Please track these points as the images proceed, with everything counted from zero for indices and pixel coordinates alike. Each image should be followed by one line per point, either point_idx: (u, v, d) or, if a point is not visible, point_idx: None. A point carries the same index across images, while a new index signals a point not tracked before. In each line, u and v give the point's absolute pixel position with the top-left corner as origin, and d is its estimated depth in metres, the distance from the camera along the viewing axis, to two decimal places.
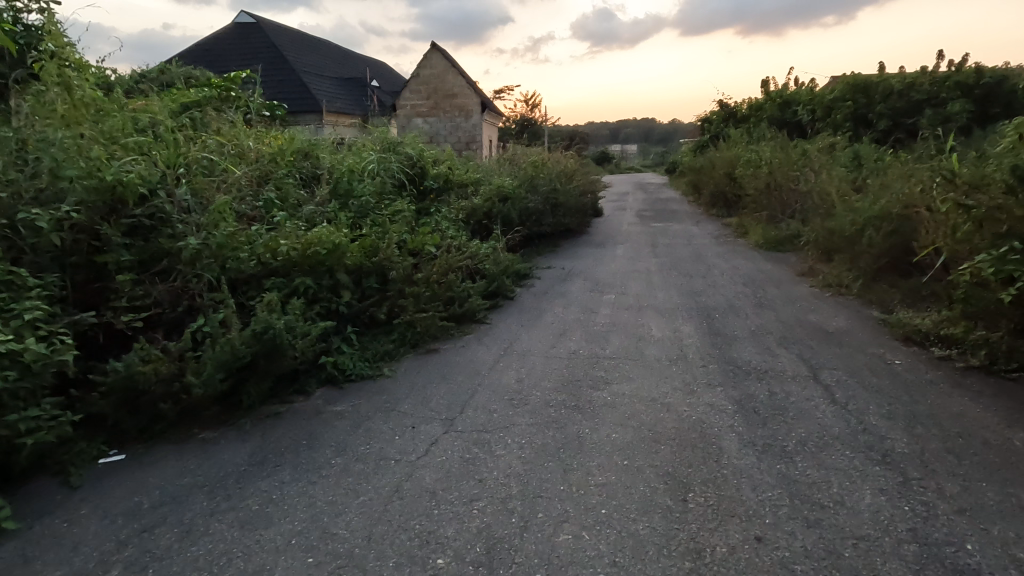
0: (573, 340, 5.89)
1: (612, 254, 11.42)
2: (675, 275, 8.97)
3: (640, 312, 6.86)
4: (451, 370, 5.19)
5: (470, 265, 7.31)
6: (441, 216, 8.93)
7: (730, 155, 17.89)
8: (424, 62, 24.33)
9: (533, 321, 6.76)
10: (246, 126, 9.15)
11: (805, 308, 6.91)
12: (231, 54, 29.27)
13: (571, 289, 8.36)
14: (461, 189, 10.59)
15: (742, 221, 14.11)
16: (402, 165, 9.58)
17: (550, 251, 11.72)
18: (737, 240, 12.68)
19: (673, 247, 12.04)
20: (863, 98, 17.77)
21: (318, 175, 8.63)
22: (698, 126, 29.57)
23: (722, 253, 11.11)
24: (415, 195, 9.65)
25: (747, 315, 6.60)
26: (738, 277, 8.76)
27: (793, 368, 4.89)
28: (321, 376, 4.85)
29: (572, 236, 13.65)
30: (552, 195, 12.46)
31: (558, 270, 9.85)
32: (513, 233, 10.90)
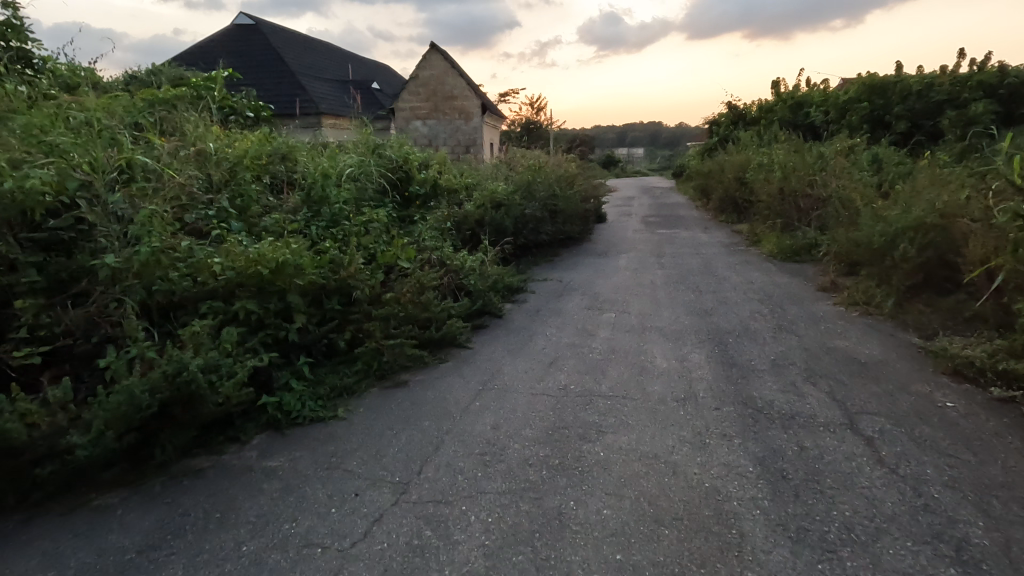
0: (565, 371, 5.09)
1: (614, 265, 10.62)
2: (682, 290, 8.17)
3: (643, 336, 6.06)
4: (420, 410, 4.40)
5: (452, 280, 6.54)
6: (425, 225, 8.17)
7: (740, 158, 17.05)
8: (423, 63, 23.66)
9: (522, 346, 5.96)
10: (215, 127, 8.47)
11: (830, 331, 6.09)
12: (229, 56, 28.74)
13: (568, 306, 7.57)
14: (449, 196, 9.83)
15: (753, 229, 13.27)
16: (384, 170, 8.85)
17: (548, 261, 10.95)
18: (749, 249, 11.84)
19: (680, 256, 11.25)
20: (880, 99, 16.92)
21: (290, 180, 7.93)
22: (706, 129, 28.74)
23: (733, 265, 10.28)
24: (399, 202, 8.91)
25: (765, 341, 5.79)
26: (751, 293, 7.95)
27: (823, 413, 4.08)
28: (261, 420, 4.10)
29: (573, 245, 12.87)
30: (550, 202, 11.69)
31: (555, 283, 9.06)
32: (507, 242, 10.14)
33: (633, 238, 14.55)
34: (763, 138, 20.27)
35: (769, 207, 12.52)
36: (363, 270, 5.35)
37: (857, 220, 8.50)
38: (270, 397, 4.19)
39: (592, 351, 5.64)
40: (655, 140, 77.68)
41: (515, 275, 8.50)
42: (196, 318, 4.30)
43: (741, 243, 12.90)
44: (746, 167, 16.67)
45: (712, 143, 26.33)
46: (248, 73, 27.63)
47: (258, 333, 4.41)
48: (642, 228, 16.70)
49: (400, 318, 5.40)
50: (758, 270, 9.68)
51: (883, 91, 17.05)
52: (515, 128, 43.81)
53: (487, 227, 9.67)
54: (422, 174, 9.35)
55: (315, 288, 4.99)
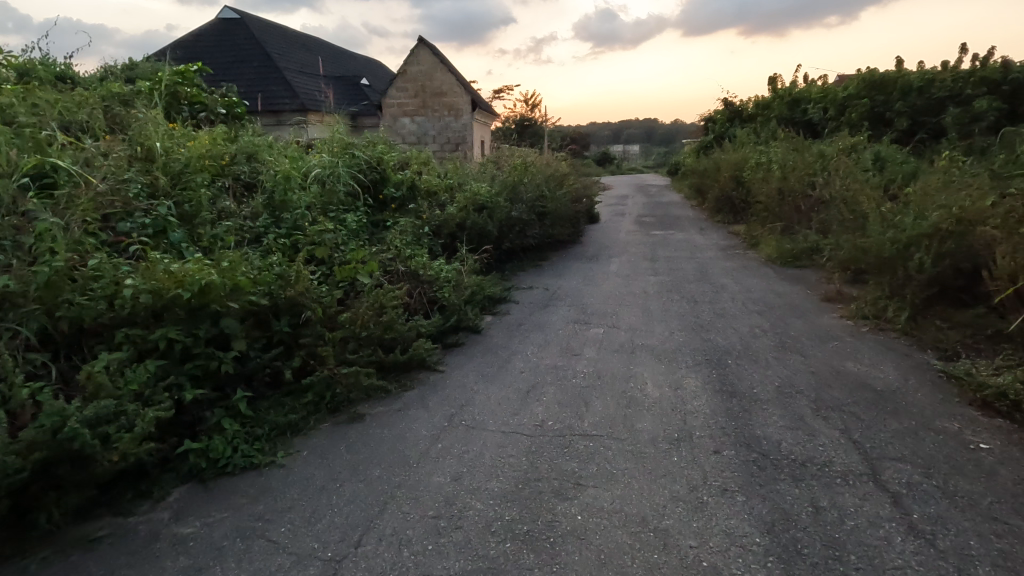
0: (543, 403, 4.50)
1: (605, 271, 10.05)
2: (676, 300, 7.61)
3: (633, 357, 5.48)
4: (372, 453, 3.80)
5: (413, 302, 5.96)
6: (398, 232, 7.56)
7: (737, 156, 16.49)
8: (411, 58, 22.99)
9: (498, 369, 5.36)
10: (172, 125, 7.85)
11: (837, 350, 5.55)
12: (213, 51, 27.99)
13: (553, 319, 6.99)
14: (428, 200, 9.21)
15: (752, 231, 12.71)
16: (355, 171, 8.23)
17: (535, 267, 10.38)
18: (747, 253, 11.29)
19: (675, 261, 10.69)
20: (880, 95, 16.35)
21: (251, 184, 7.34)
22: (702, 126, 28.18)
23: (731, 270, 9.73)
24: (371, 206, 8.30)
25: (766, 362, 5.23)
26: (750, 303, 7.39)
27: (838, 461, 3.51)
28: (182, 470, 3.50)
29: (563, 248, 12.29)
30: (538, 203, 11.10)
31: (541, 292, 8.48)
32: (490, 248, 9.55)
33: (626, 240, 13.97)
34: (760, 136, 19.71)
35: (767, 208, 11.97)
36: (315, 288, 4.74)
37: (863, 226, 7.94)
38: (195, 442, 3.59)
39: (575, 375, 5.06)
40: (651, 137, 77.10)
41: (496, 286, 7.92)
42: (108, 349, 3.70)
43: (738, 246, 12.34)
44: (743, 165, 16.11)
45: (708, 140, 25.75)
46: (232, 69, 26.91)
47: (183, 365, 3.80)
48: (636, 229, 16.12)
49: (357, 341, 4.81)
50: (757, 277, 9.13)
51: (884, 86, 16.50)
52: (508, 126, 43.13)
53: (468, 233, 9.08)
54: (399, 175, 8.73)
55: (256, 310, 4.38)
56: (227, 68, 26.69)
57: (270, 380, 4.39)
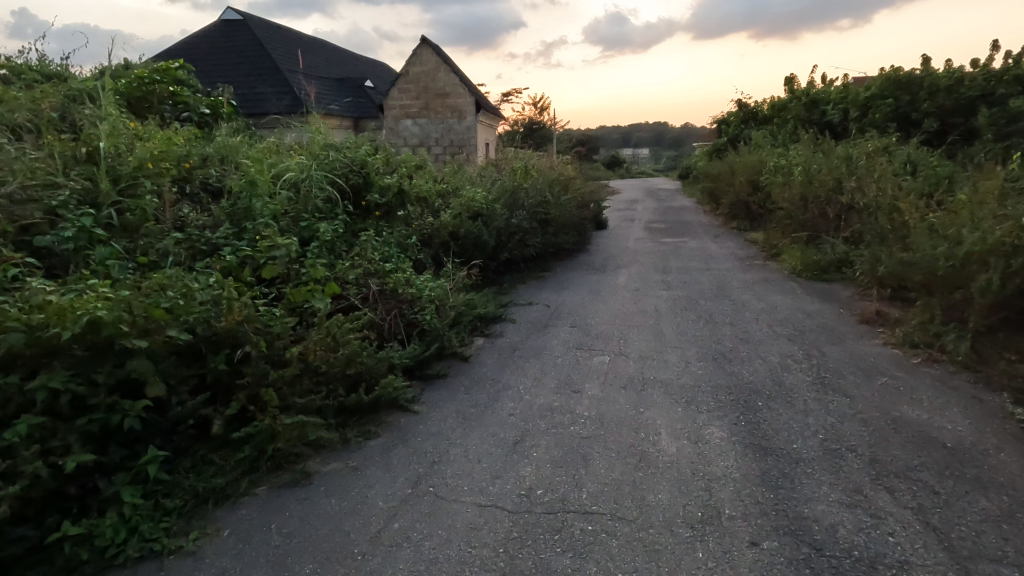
0: (534, 460, 3.66)
1: (612, 283, 9.20)
2: (692, 320, 6.77)
3: (643, 396, 4.62)
4: (311, 536, 2.98)
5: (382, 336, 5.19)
6: (377, 244, 6.76)
7: (753, 159, 15.58)
8: (413, 59, 22.29)
9: (484, 409, 4.51)
10: (134, 124, 7.16)
11: (886, 387, 4.68)
12: (214, 52, 27.49)
13: (552, 343, 6.17)
14: (419, 206, 8.41)
15: (771, 240, 11.81)
16: (334, 175, 7.44)
17: (537, 279, 9.58)
18: (768, 264, 10.39)
19: (688, 272, 9.84)
20: (906, 95, 15.39)
21: (216, 190, 6.63)
22: (714, 129, 27.24)
23: (752, 284, 8.85)
24: (352, 213, 7.54)
25: (804, 405, 4.37)
26: (777, 325, 6.52)
27: (915, 565, 2.65)
28: (57, 564, 2.73)
29: (567, 257, 11.46)
30: (540, 210, 10.28)
31: (541, 309, 7.66)
32: (487, 259, 8.74)
33: (636, 248, 13.12)
34: (776, 138, 18.76)
35: (788, 215, 11.07)
36: (259, 316, 3.92)
37: (906, 237, 7.04)
38: (75, 527, 2.80)
39: (575, 420, 4.21)
40: (661, 141, 76.11)
41: (489, 305, 7.12)
42: None
43: (757, 256, 11.45)
44: (761, 169, 15.19)
45: (721, 143, 24.80)
46: (233, 70, 26.38)
47: (74, 422, 3.01)
48: (647, 236, 15.25)
49: (310, 380, 3.99)
50: (782, 293, 8.24)
51: (909, 85, 15.55)
52: (515, 128, 42.39)
53: (461, 243, 8.27)
54: (386, 180, 7.94)
55: (180, 345, 3.58)
56: (228, 70, 26.15)
57: (197, 429, 3.59)
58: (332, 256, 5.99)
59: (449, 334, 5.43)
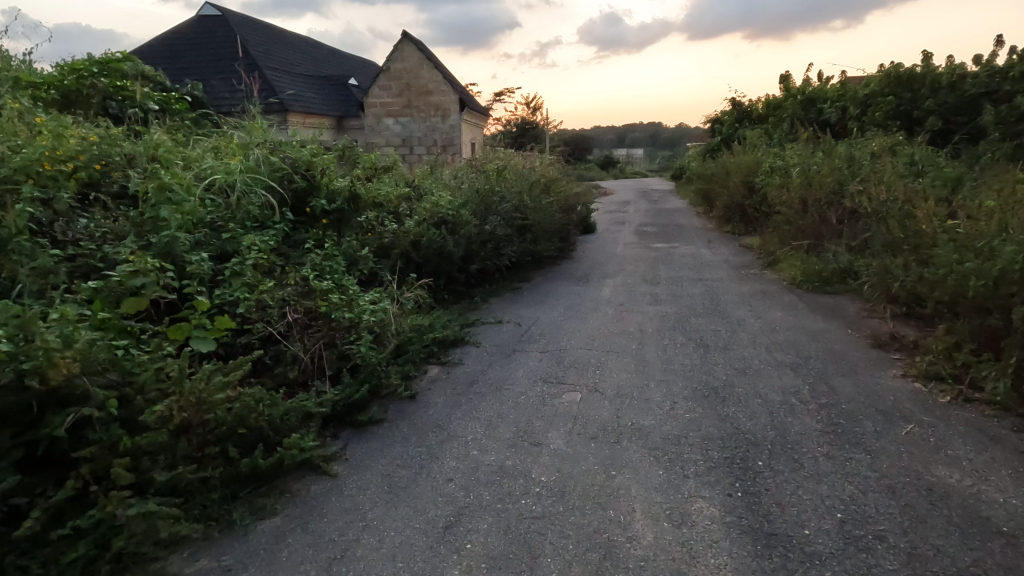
0: (468, 556, 2.81)
1: (594, 296, 8.35)
2: (679, 343, 5.94)
3: (617, 451, 3.75)
4: None
5: (305, 376, 4.42)
6: (317, 258, 5.84)
7: (748, 159, 14.78)
8: (394, 55, 21.39)
9: (419, 471, 3.64)
10: (40, 118, 6.25)
11: (913, 437, 3.84)
12: (191, 48, 26.49)
13: (517, 374, 5.31)
14: (376, 213, 7.50)
15: (768, 247, 11.01)
16: (273, 177, 6.52)
17: (512, 292, 8.73)
18: (765, 274, 9.58)
19: (678, 283, 9.03)
20: (907, 93, 14.63)
21: (128, 197, 5.75)
22: (707, 129, 26.49)
23: (749, 297, 8.03)
24: (296, 221, 6.62)
25: (815, 463, 3.53)
26: (777, 349, 5.68)
27: None
28: None
29: (548, 266, 10.61)
30: (516, 215, 9.42)
31: (512, 330, 6.82)
32: (454, 271, 7.88)
33: (623, 255, 12.28)
34: (772, 138, 17.97)
35: (786, 220, 10.26)
36: (109, 365, 3.04)
37: (921, 249, 6.24)
38: None
39: (527, 491, 3.35)
40: (655, 142, 75.46)
41: (448, 327, 6.26)
42: None
43: (753, 264, 10.65)
44: (757, 169, 14.39)
45: (715, 143, 23.98)
46: (210, 67, 25.42)
47: None
48: (636, 240, 14.42)
49: (182, 444, 3.11)
50: (782, 308, 7.41)
51: (910, 82, 14.78)
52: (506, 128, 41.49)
53: (422, 254, 7.42)
54: (337, 182, 7.03)
55: None
56: (204, 67, 25.19)
57: (15, 523, 2.72)
58: (256, 273, 5.10)
59: (387, 370, 4.56)
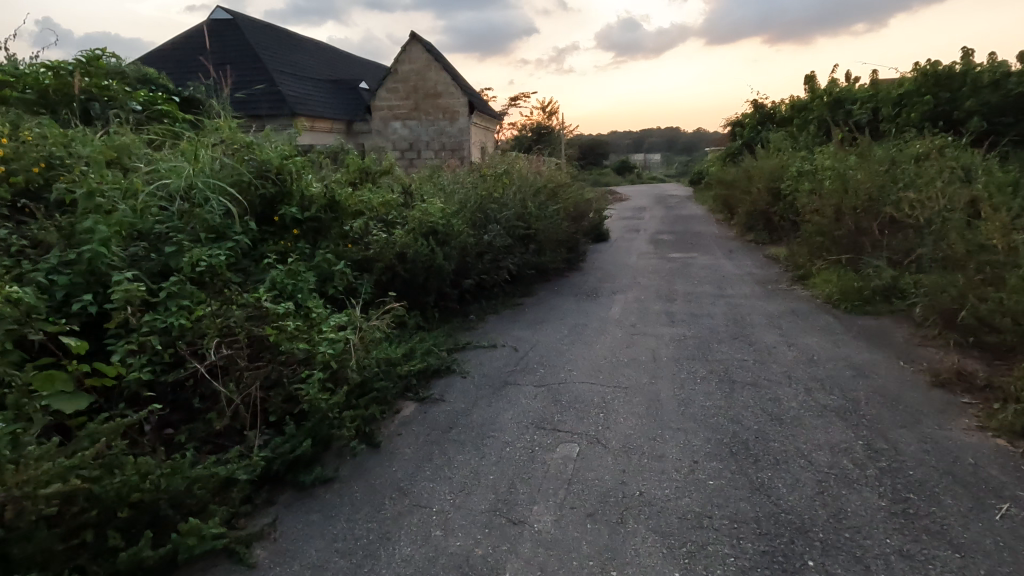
0: None
1: (602, 315, 7.49)
2: (700, 378, 5.06)
3: (621, 539, 2.89)
4: None
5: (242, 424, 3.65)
6: (278, 275, 5.03)
7: (772, 163, 13.79)
8: (402, 56, 20.77)
9: (363, 558, 2.85)
10: None
11: (1010, 524, 2.94)
12: (201, 51, 26.16)
13: (506, 415, 4.49)
14: (359, 222, 6.72)
15: (797, 259, 10.03)
16: (237, 180, 5.73)
17: (513, 309, 7.93)
18: (794, 290, 8.62)
19: (698, 300, 8.14)
20: (945, 92, 13.55)
21: (65, 203, 5.02)
22: (727, 132, 25.45)
23: (778, 319, 7.10)
24: (263, 230, 5.85)
25: (884, 566, 2.64)
26: (816, 388, 4.77)
27: None
28: None
29: (554, 279, 9.76)
30: (518, 224, 8.60)
31: (507, 356, 6.00)
32: (445, 286, 7.09)
33: (637, 266, 11.38)
34: (796, 142, 16.92)
35: (817, 229, 9.29)
36: None
37: (988, 269, 5.29)
38: None
39: None
40: (673, 147, 74.29)
41: (429, 355, 5.47)
42: None
43: (779, 278, 9.69)
44: (782, 174, 13.40)
45: (735, 148, 22.93)
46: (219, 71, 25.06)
47: None
48: (652, 250, 13.49)
49: (36, 537, 2.34)
50: (818, 332, 6.48)
51: (948, 81, 13.69)
52: (519, 132, 40.75)
53: (408, 268, 6.65)
54: (314, 186, 6.24)
55: None
56: (213, 71, 24.89)
57: None
58: (198, 294, 4.32)
59: (342, 415, 3.78)
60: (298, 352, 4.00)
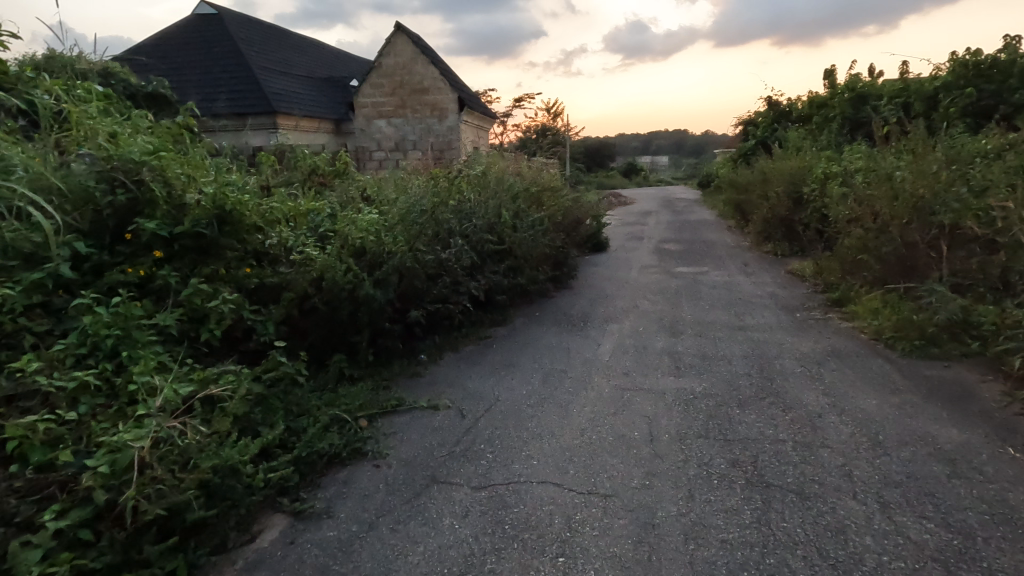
0: None
1: (587, 356, 5.86)
2: (718, 479, 3.42)
3: None
4: None
5: None
6: (95, 322, 3.45)
7: (793, 164, 12.06)
8: (386, 49, 19.21)
9: None
10: None
11: None
12: (182, 46, 24.72)
13: (414, 554, 2.87)
14: (264, 238, 5.16)
15: (829, 279, 8.35)
16: (70, 188, 4.19)
17: (476, 346, 6.32)
18: (833, 320, 6.93)
19: (711, 333, 6.48)
20: (990, 83, 11.82)
21: None
22: (737, 131, 23.69)
23: (817, 365, 5.42)
24: (112, 254, 4.28)
25: None
26: (897, 506, 3.12)
27: None
28: None
29: (536, 302, 8.14)
30: (486, 237, 6.97)
31: (450, 424, 4.39)
32: (384, 322, 5.46)
33: (638, 283, 9.71)
34: (817, 140, 15.17)
35: (857, 244, 7.58)
36: None
37: None
38: None
39: None
40: (681, 149, 72.55)
41: (327, 435, 3.87)
42: None
43: (809, 302, 8.01)
44: (805, 177, 11.67)
45: (748, 148, 21.12)
46: (201, 67, 23.62)
47: None
48: (656, 262, 11.80)
49: None
50: (875, 389, 4.80)
51: (991, 71, 11.94)
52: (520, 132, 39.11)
53: (327, 300, 5.06)
54: (192, 193, 4.64)
55: None
56: (192, 67, 23.40)
57: None
58: None
59: None
60: (59, 465, 2.60)
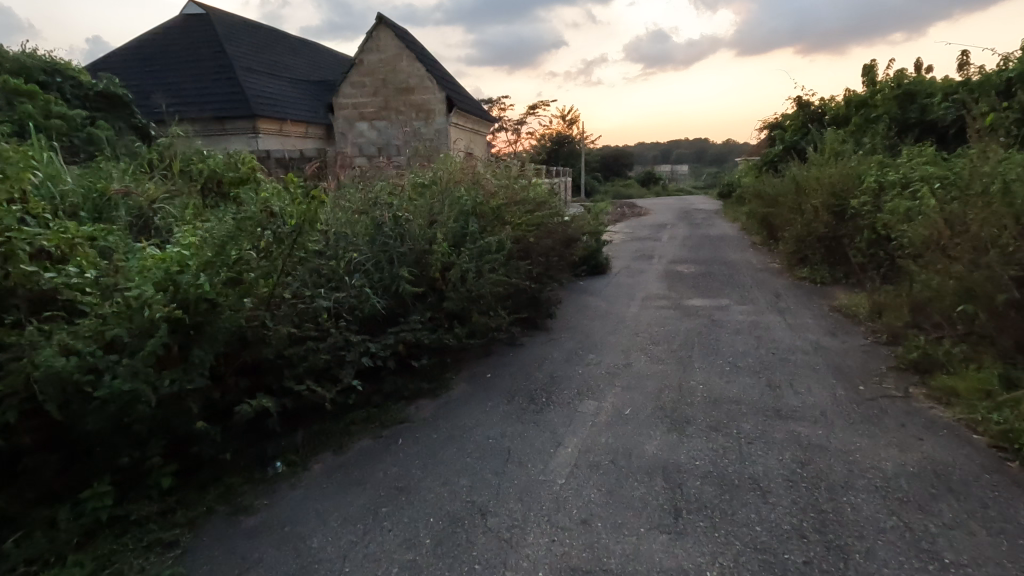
0: None
1: (533, 475, 3.64)
2: None
3: None
4: None
5: None
6: None
7: (837, 171, 9.70)
8: (366, 45, 17.29)
9: None
10: None
11: None
12: (165, 49, 23.22)
13: None
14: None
15: (901, 328, 6.00)
16: None
17: (370, 442, 4.16)
18: (918, 402, 4.61)
19: (736, 427, 4.21)
20: None
21: None
22: (763, 136, 21.22)
23: (920, 513, 3.12)
24: None
25: None
26: None
27: None
28: None
29: (492, 357, 5.94)
30: (404, 275, 4.80)
31: None
32: (191, 424, 3.33)
33: (639, 324, 7.44)
34: (860, 143, 12.74)
35: (946, 285, 5.24)
36: None
37: None
38: None
39: None
40: (701, 157, 69.83)
41: None
42: None
43: (875, 362, 5.68)
44: (852, 186, 9.28)
45: (775, 154, 18.64)
46: (182, 69, 22.02)
47: None
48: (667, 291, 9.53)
49: None
50: None
51: None
52: None
53: (67, 399, 2.97)
54: None
55: None
56: (172, 70, 21.84)
57: None
58: None
59: None
60: None
